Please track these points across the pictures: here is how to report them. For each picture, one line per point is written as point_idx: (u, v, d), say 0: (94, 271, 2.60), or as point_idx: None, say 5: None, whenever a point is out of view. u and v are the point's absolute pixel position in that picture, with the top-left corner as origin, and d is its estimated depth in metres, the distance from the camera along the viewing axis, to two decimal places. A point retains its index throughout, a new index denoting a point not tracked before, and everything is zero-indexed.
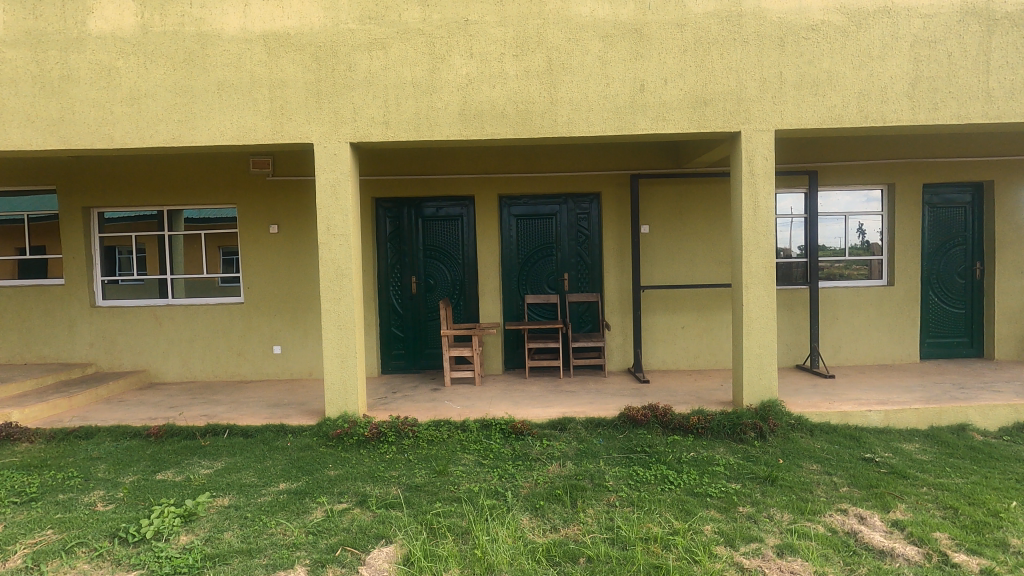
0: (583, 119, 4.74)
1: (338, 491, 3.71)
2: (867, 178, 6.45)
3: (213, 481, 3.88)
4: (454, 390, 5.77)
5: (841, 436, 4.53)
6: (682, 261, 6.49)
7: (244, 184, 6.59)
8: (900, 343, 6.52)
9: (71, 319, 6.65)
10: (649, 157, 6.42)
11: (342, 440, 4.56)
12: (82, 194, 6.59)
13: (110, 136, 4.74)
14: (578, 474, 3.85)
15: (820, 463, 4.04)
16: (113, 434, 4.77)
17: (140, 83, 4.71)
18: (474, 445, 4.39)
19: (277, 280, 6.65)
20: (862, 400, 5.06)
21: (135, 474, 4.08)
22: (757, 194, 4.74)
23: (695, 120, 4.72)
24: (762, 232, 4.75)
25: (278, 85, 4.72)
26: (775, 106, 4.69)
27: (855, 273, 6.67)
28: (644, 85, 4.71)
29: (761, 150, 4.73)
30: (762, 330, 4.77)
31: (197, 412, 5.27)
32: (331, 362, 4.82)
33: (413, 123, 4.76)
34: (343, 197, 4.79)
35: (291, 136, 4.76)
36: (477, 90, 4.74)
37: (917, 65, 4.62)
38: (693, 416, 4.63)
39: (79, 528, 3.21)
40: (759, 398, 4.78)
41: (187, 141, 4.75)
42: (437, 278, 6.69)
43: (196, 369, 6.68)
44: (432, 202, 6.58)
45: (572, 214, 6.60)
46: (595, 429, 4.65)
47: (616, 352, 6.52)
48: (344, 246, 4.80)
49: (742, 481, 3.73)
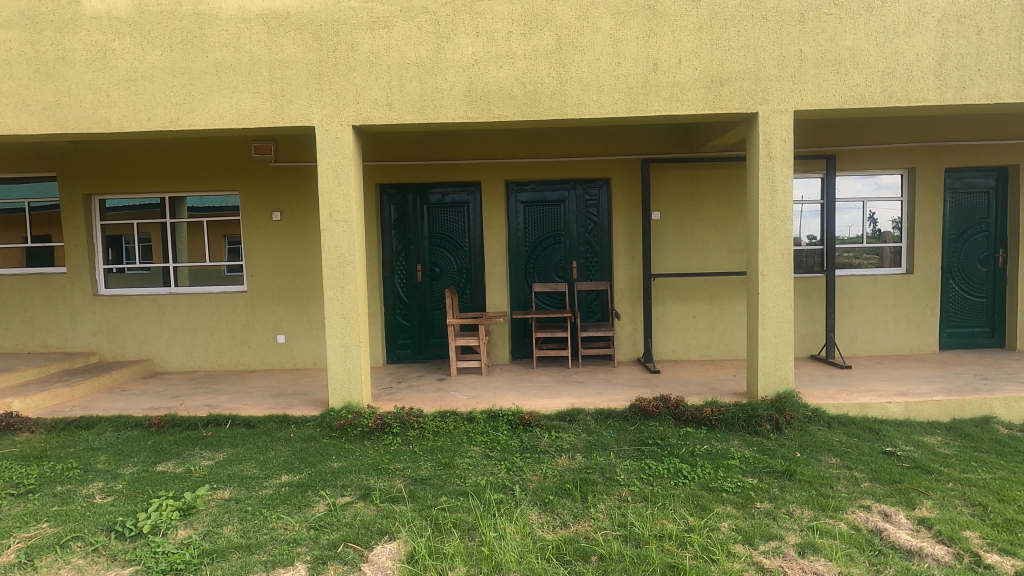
0: (594, 100, 4.56)
1: (341, 484, 3.62)
2: (885, 162, 6.25)
3: (215, 474, 3.80)
4: (460, 380, 5.66)
5: (860, 429, 4.38)
6: (693, 248, 6.32)
7: (247, 169, 6.46)
8: (918, 332, 6.34)
9: (74, 308, 6.58)
10: (660, 140, 6.22)
11: (346, 431, 4.47)
12: (82, 180, 6.49)
13: (107, 120, 4.61)
14: (588, 467, 3.73)
15: (839, 457, 3.91)
16: (114, 424, 4.69)
17: (136, 65, 4.57)
18: (480, 437, 4.28)
19: (279, 269, 6.54)
20: (881, 391, 4.91)
21: (135, 465, 4.01)
22: (774, 177, 4.56)
23: (710, 101, 4.53)
24: (780, 217, 4.56)
25: (278, 67, 4.57)
26: (794, 86, 4.49)
27: (865, 262, 6.47)
28: (657, 64, 4.52)
29: (779, 132, 4.53)
30: (778, 319, 4.61)
31: (199, 402, 5.19)
32: (334, 352, 4.71)
33: (417, 106, 4.61)
34: (346, 182, 4.66)
35: (292, 119, 4.61)
36: (484, 70, 4.57)
37: (944, 41, 4.41)
38: (706, 407, 4.48)
39: (75, 521, 3.12)
40: (775, 389, 4.63)
41: (185, 124, 4.62)
42: (443, 267, 6.57)
43: (199, 358, 6.60)
44: (437, 189, 6.45)
45: (581, 200, 6.46)
46: (604, 420, 4.52)
47: (626, 342, 6.38)
48: (347, 233, 4.66)
49: (759, 476, 3.60)
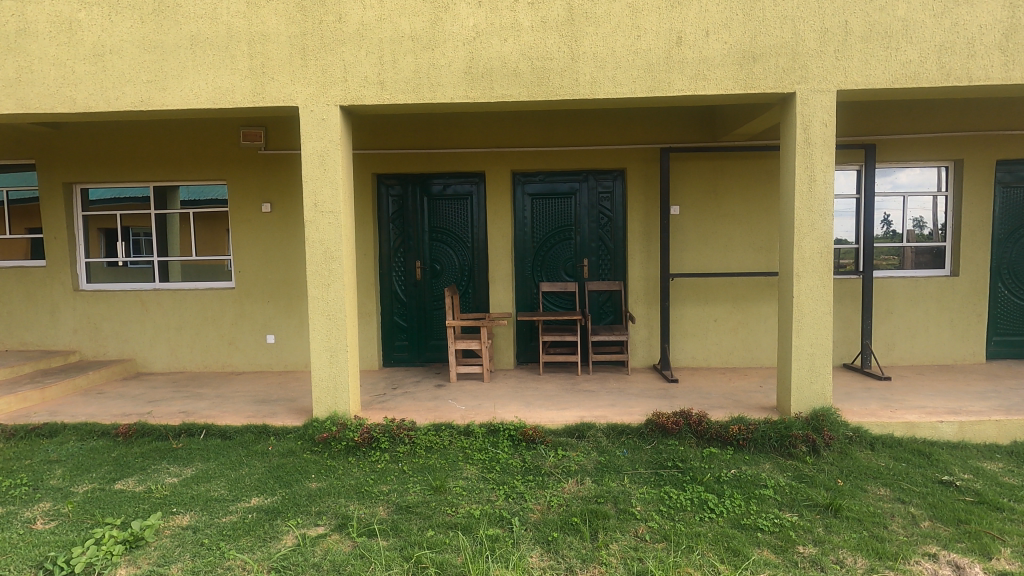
0: (610, 77, 4.06)
1: (316, 510, 3.18)
2: (930, 152, 5.67)
3: (177, 494, 3.38)
4: (459, 388, 5.19)
5: (908, 453, 3.87)
6: (716, 246, 5.79)
7: (234, 156, 6.04)
8: (963, 340, 5.77)
9: (54, 304, 6.21)
10: (681, 128, 5.70)
11: (329, 445, 4.01)
12: (61, 168, 6.10)
13: (72, 98, 4.19)
14: (599, 495, 3.25)
15: (889, 487, 3.40)
16: (79, 432, 4.29)
17: (104, 38, 4.14)
18: (478, 455, 3.82)
19: (269, 264, 6.12)
20: (929, 408, 4.36)
21: (91, 482, 3.60)
22: (813, 166, 4.02)
23: (740, 79, 4.01)
24: (819, 211, 4.03)
25: (259, 40, 4.12)
26: (838, 62, 3.95)
27: (884, 263, 5.94)
28: (681, 37, 4.01)
29: (819, 115, 4.00)
30: (814, 326, 4.10)
31: (175, 408, 4.76)
32: (319, 357, 4.27)
33: (412, 84, 4.13)
34: (333, 168, 4.19)
35: (273, 99, 4.16)
36: (487, 44, 4.09)
37: (1013, 11, 3.85)
38: (732, 424, 3.97)
39: (6, 555, 2.74)
40: (809, 404, 4.12)
41: (157, 104, 4.18)
42: (445, 263, 6.10)
43: (185, 358, 6.21)
44: (439, 179, 5.98)
45: (593, 193, 5.95)
46: (617, 437, 4.02)
47: (641, 347, 5.88)
48: (334, 225, 4.20)
49: (798, 511, 3.10)
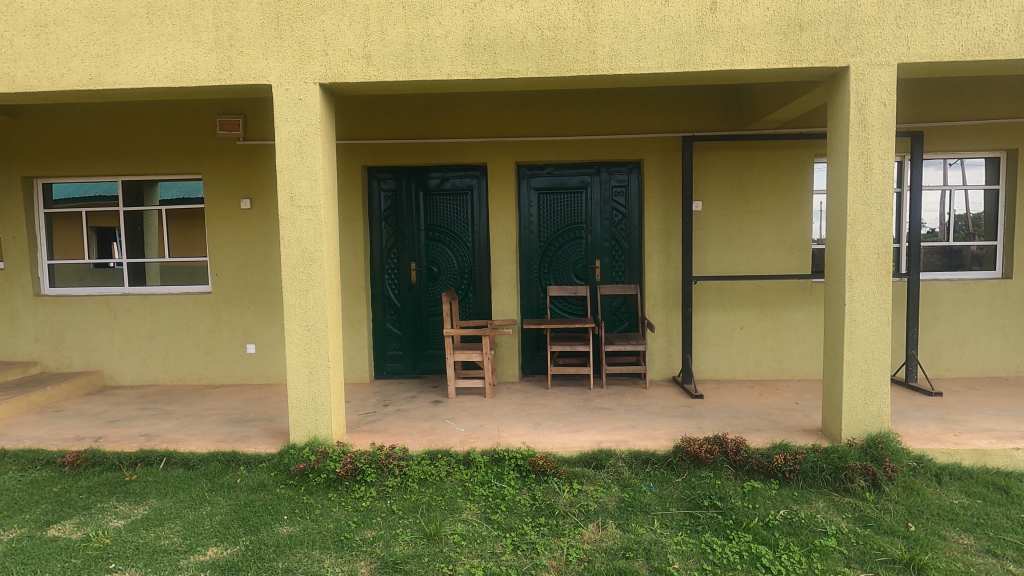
0: (632, 49, 3.50)
1: (283, 568, 2.63)
2: (982, 141, 5.10)
3: (118, 544, 2.82)
4: (458, 405, 4.62)
5: (983, 486, 3.30)
6: (741, 247, 5.23)
7: (209, 147, 5.48)
8: (1017, 349, 5.21)
9: (13, 310, 5.65)
10: (704, 115, 5.14)
11: (306, 477, 3.43)
12: (20, 160, 5.55)
13: (10, 76, 3.62)
14: (627, 548, 2.71)
15: (973, 534, 2.85)
16: (20, 461, 3.72)
17: (46, 6, 3.58)
18: (480, 491, 3.25)
19: (249, 267, 5.56)
20: (999, 430, 3.80)
21: (20, 527, 3.04)
22: (869, 152, 3.45)
23: (785, 52, 3.44)
24: (876, 205, 3.47)
25: (226, 7, 3.56)
26: (899, 31, 3.39)
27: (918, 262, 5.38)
28: (715, 2, 3.44)
29: (878, 91, 3.43)
30: (870, 337, 3.53)
31: (135, 430, 4.19)
32: (296, 374, 3.70)
33: (402, 58, 3.57)
34: (311, 155, 3.62)
35: (243, 75, 3.60)
36: (489, 11, 3.52)
37: None
38: (776, 453, 3.39)
39: None
40: (863, 429, 3.55)
41: (108, 83, 3.62)
42: (443, 265, 5.54)
43: (157, 370, 5.64)
44: (436, 172, 5.43)
45: (606, 187, 5.40)
46: (642, 467, 3.45)
47: (658, 358, 5.31)
48: (313, 221, 3.64)
49: (872, 570, 2.57)
